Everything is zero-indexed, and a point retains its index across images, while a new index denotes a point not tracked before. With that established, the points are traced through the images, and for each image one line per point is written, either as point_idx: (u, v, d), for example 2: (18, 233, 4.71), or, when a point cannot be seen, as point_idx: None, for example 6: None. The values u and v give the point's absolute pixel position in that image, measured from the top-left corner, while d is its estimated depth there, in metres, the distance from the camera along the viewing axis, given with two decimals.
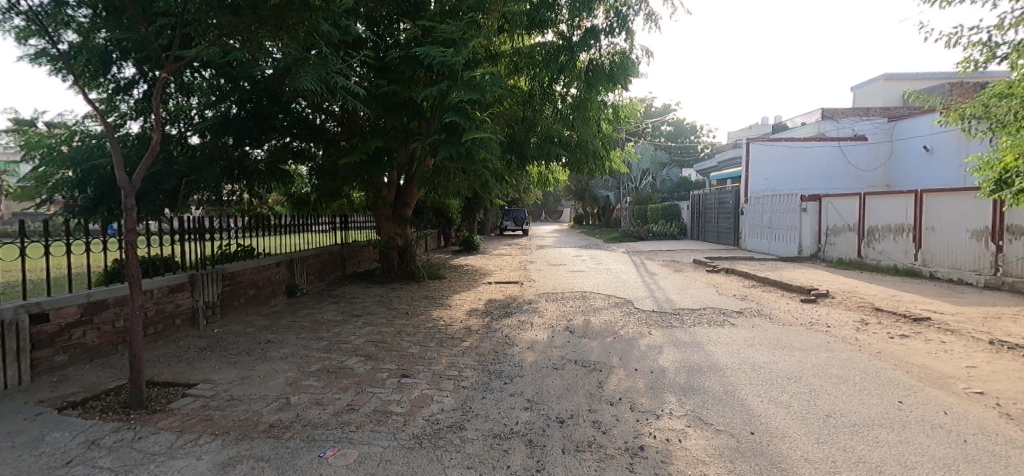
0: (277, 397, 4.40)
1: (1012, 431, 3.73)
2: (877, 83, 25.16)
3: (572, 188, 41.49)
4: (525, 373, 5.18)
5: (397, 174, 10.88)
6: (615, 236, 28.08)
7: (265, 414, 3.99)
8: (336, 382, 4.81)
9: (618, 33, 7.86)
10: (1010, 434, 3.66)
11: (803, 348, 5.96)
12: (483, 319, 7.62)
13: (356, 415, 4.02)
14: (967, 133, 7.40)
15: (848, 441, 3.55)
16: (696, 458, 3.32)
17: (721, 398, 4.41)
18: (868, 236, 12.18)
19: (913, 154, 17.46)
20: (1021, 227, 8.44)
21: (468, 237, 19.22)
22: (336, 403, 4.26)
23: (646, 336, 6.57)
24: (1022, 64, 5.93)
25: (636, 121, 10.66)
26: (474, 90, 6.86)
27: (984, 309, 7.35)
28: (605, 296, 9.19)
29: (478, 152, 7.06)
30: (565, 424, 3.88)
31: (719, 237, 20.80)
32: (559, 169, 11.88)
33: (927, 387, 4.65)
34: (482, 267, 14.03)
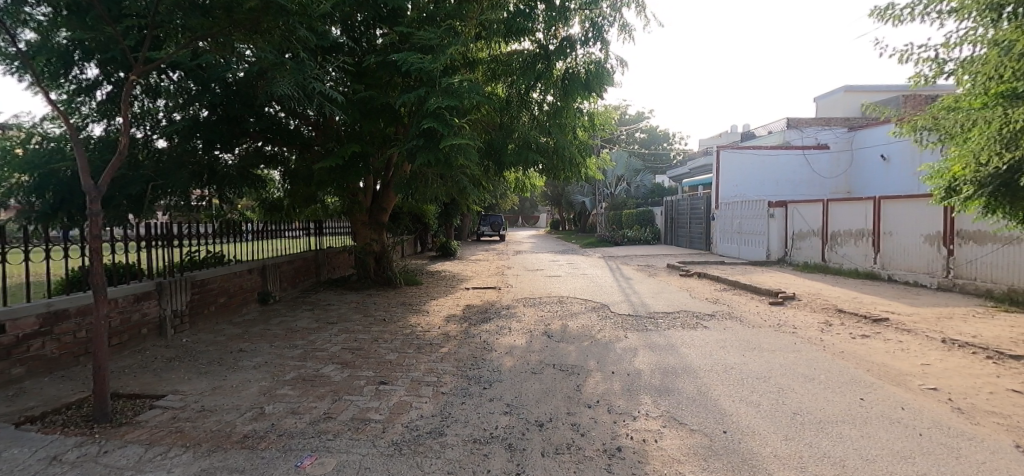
0: (250, 407, 4.31)
1: (964, 424, 3.96)
2: (837, 94, 26.27)
3: (548, 193, 41.74)
4: (504, 377, 5.22)
5: (374, 179, 10.81)
6: (591, 241, 28.42)
7: (238, 425, 3.91)
8: (312, 391, 4.75)
9: (594, 43, 7.98)
10: (961, 428, 3.88)
11: (772, 349, 6.17)
12: (461, 325, 7.61)
13: (335, 423, 3.97)
14: (920, 144, 7.80)
15: (813, 437, 3.70)
16: (671, 457, 3.42)
17: (694, 398, 4.55)
18: (831, 241, 12.68)
19: (872, 163, 18.22)
20: (970, 232, 8.96)
21: (445, 243, 19.09)
22: (313, 411, 4.20)
23: (622, 339, 6.69)
24: (967, 80, 6.36)
25: (612, 129, 10.78)
26: (452, 97, 6.92)
27: (938, 310, 7.75)
28: (582, 301, 9.29)
29: (456, 158, 7.09)
30: (544, 428, 3.93)
31: (692, 242, 21.26)
32: (535, 176, 11.98)
33: (885, 385, 4.89)
34: (460, 273, 14.07)
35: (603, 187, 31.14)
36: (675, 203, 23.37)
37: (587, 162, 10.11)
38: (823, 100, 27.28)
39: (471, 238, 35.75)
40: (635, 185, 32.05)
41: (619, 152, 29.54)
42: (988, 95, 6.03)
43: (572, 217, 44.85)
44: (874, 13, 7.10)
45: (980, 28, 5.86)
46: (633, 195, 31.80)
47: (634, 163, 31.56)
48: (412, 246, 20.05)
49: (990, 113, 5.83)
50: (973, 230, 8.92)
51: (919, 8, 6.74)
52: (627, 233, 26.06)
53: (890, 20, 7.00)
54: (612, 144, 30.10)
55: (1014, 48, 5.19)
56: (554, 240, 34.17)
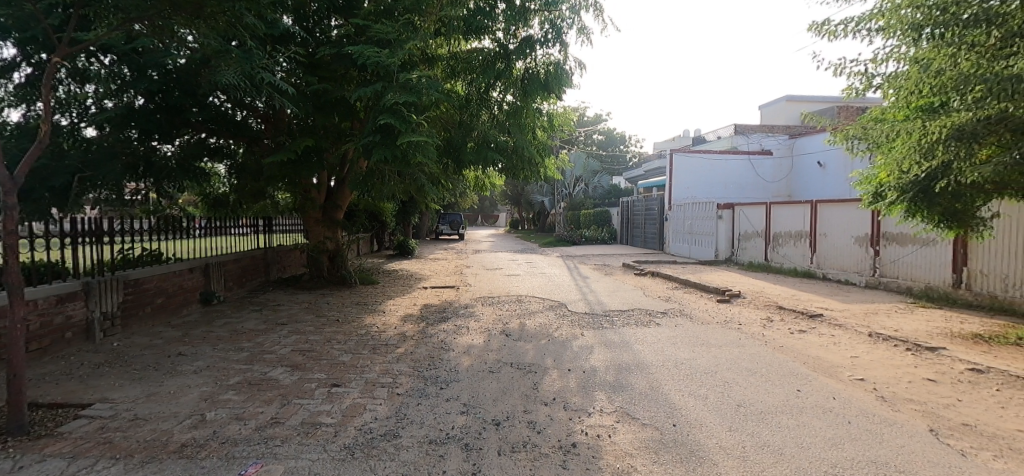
0: (190, 414, 4.08)
1: (887, 411, 4.31)
2: (780, 103, 27.81)
3: (507, 192, 41.85)
4: (461, 377, 5.19)
5: (328, 175, 10.48)
6: (550, 240, 28.73)
7: (176, 433, 3.69)
8: (259, 395, 4.55)
9: (553, 44, 8.08)
10: (884, 415, 4.21)
11: (719, 344, 6.47)
12: (418, 325, 7.50)
13: (283, 428, 3.82)
14: (851, 152, 8.40)
15: (754, 427, 3.92)
16: (624, 452, 3.52)
17: (646, 393, 4.70)
18: (773, 241, 13.44)
19: (809, 169, 19.44)
20: (893, 234, 9.72)
21: (403, 241, 18.74)
22: (259, 417, 4.02)
23: (578, 337, 6.81)
24: (892, 94, 6.91)
25: (570, 130, 10.90)
26: (410, 93, 6.80)
27: (866, 306, 8.38)
28: (540, 300, 9.38)
29: (414, 155, 6.97)
30: (501, 426, 3.94)
31: (646, 242, 21.93)
32: (495, 175, 11.97)
33: (819, 376, 5.24)
34: (418, 272, 13.88)
35: (562, 187, 31.65)
36: (631, 204, 24.04)
37: (546, 162, 10.18)
38: (767, 109, 28.78)
39: (428, 237, 35.33)
40: (592, 185, 32.63)
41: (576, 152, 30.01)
42: (910, 108, 6.59)
43: (531, 216, 45.16)
44: (813, 28, 7.57)
45: (903, 47, 6.39)
46: (590, 195, 32.38)
47: (592, 164, 32.15)
48: (368, 244, 19.58)
49: (911, 125, 6.37)
50: (894, 232, 9.70)
51: (851, 25, 7.27)
52: (585, 233, 26.56)
53: (827, 35, 7.49)
54: (570, 145, 30.54)
55: (932, 66, 5.71)
56: (514, 239, 34.31)
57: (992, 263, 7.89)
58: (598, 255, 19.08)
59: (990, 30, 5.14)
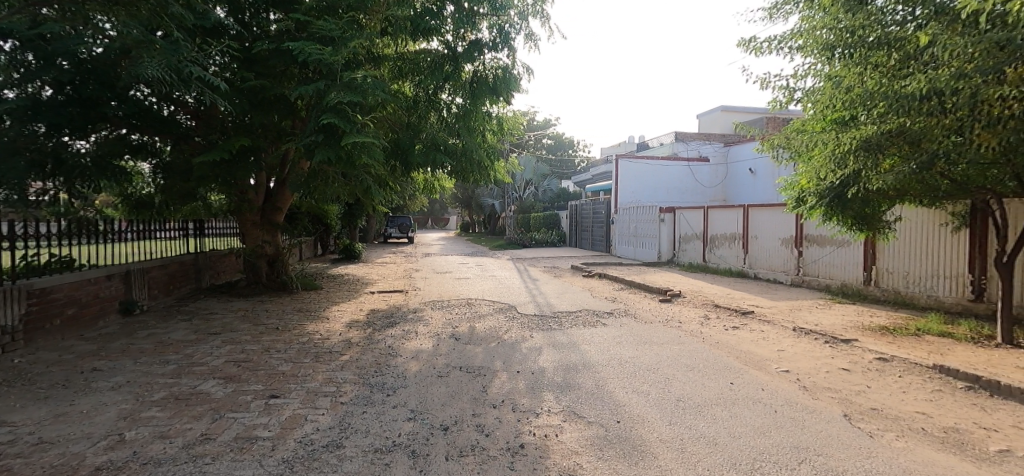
0: (106, 434, 3.74)
1: (807, 399, 4.69)
2: (715, 113, 29.43)
3: (456, 195, 41.55)
4: (409, 383, 5.09)
5: (266, 176, 9.95)
6: (500, 243, 28.79)
7: (89, 456, 3.37)
8: (186, 411, 4.25)
9: (502, 49, 8.14)
10: (805, 403, 4.57)
11: (660, 342, 6.76)
12: (365, 331, 7.28)
13: (214, 444, 3.59)
14: (777, 160, 9.05)
15: (691, 420, 4.14)
16: (569, 450, 3.60)
17: (592, 391, 4.84)
18: (710, 243, 14.22)
19: (741, 175, 20.74)
20: (814, 236, 10.56)
21: (349, 245, 18.07)
22: (187, 433, 3.76)
23: (527, 339, 6.87)
24: (810, 107, 7.54)
25: (519, 135, 10.99)
26: (355, 93, 6.60)
27: (790, 303, 9.06)
28: (490, 303, 9.38)
29: (359, 156, 6.75)
30: (449, 431, 3.91)
31: (594, 245, 22.51)
32: (445, 177, 11.83)
33: (750, 370, 5.61)
34: (364, 276, 13.48)
35: (511, 190, 31.87)
36: (579, 207, 24.61)
37: (496, 165, 10.18)
38: (705, 118, 30.39)
39: (376, 240, 34.42)
40: (541, 189, 33.06)
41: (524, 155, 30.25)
42: (825, 120, 7.21)
43: (480, 219, 45.01)
44: (741, 44, 8.12)
45: (819, 64, 6.97)
46: (539, 198, 32.81)
47: (541, 168, 32.58)
48: (311, 248, 18.78)
49: (825, 136, 6.99)
50: (814, 234, 10.55)
51: (775, 43, 7.85)
52: (534, 235, 26.86)
53: (754, 51, 8.04)
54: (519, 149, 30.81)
55: (842, 83, 6.27)
56: (464, 242, 34.17)
57: (895, 262, 8.77)
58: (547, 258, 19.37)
59: (891, 53, 5.58)
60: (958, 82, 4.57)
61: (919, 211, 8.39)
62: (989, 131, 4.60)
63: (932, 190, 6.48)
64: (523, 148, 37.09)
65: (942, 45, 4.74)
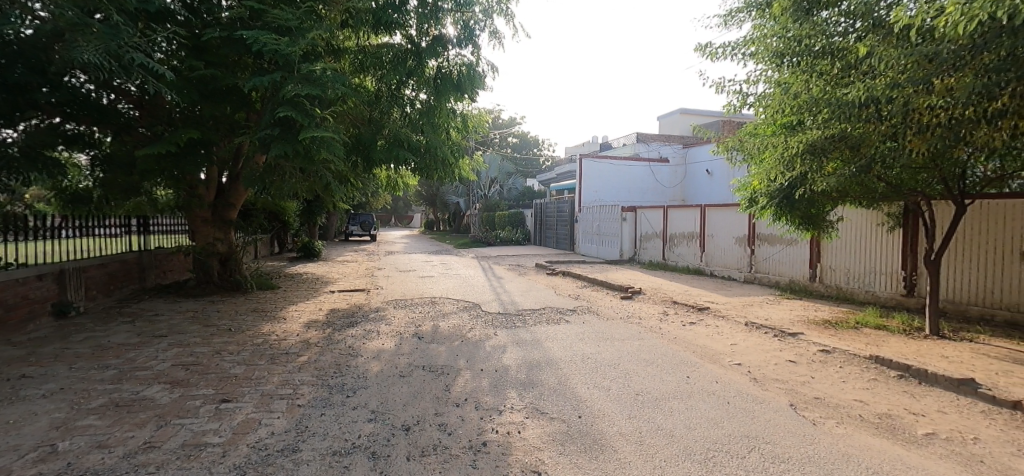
0: (35, 446, 3.46)
1: (757, 390, 4.91)
2: (675, 115, 30.27)
3: (420, 192, 40.96)
4: (369, 384, 4.99)
5: (217, 170, 9.49)
6: (464, 241, 28.62)
7: (15, 470, 3.11)
8: (128, 418, 3.99)
9: (466, 46, 8.10)
10: (756, 394, 4.79)
11: (622, 339, 6.90)
12: (324, 331, 7.07)
13: (158, 453, 3.40)
14: (732, 161, 9.41)
15: (650, 413, 4.26)
16: (532, 446, 3.62)
17: (555, 388, 4.89)
18: (669, 242, 14.64)
19: (699, 177, 21.43)
20: (765, 235, 11.06)
21: (308, 243, 17.45)
22: (128, 442, 3.53)
23: (491, 338, 6.85)
24: (761, 112, 7.87)
25: (484, 132, 10.93)
26: (313, 86, 6.37)
27: (743, 299, 9.45)
28: (454, 301, 9.30)
29: (318, 152, 6.53)
30: (411, 431, 3.86)
31: (558, 243, 22.73)
32: (408, 175, 11.62)
33: (706, 364, 5.82)
34: (324, 275, 13.09)
35: (476, 188, 31.74)
36: (543, 206, 24.81)
37: (460, 163, 10.09)
38: (665, 120, 31.20)
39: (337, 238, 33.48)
40: (506, 187, 33.03)
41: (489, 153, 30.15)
42: (776, 125, 7.56)
43: (444, 217, 44.57)
44: (699, 49, 8.39)
45: (769, 71, 7.29)
46: (503, 196, 32.77)
47: (506, 166, 32.62)
48: (268, 246, 18.06)
49: (775, 140, 7.33)
50: (765, 234, 11.05)
51: (730, 49, 8.16)
52: (499, 234, 26.86)
53: (710, 56, 8.34)
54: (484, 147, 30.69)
55: (790, 90, 6.57)
56: (427, 240, 33.77)
57: (837, 260, 9.32)
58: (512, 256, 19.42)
59: (835, 62, 5.97)
60: (894, 90, 4.74)
61: (859, 212, 8.96)
62: (919, 138, 4.88)
63: (869, 193, 6.90)
64: (488, 146, 36.97)
65: (879, 56, 4.96)
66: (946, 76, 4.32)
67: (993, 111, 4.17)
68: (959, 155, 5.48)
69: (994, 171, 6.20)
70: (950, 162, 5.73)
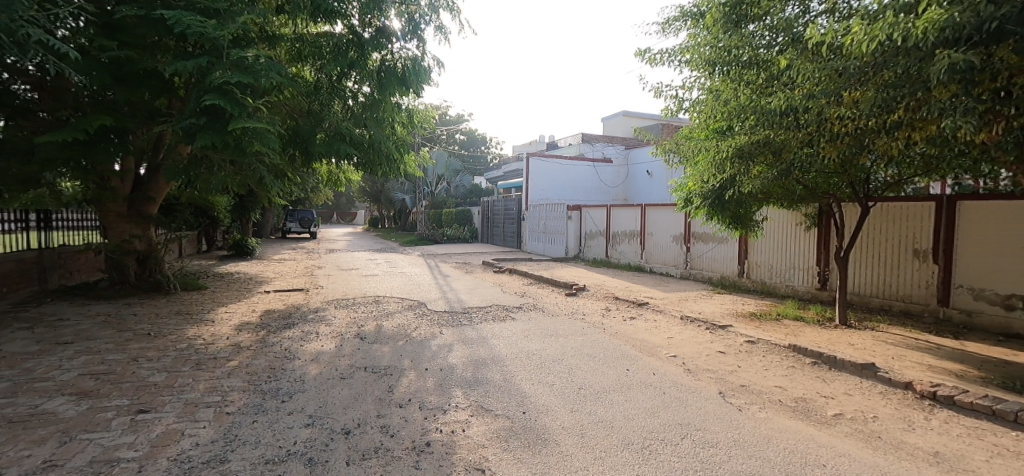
0: None
1: (691, 380, 5.15)
2: (618, 117, 31.16)
3: (364, 189, 39.80)
4: (307, 387, 4.77)
5: (134, 161, 8.77)
6: (410, 239, 28.07)
7: None
8: (25, 435, 3.59)
9: (411, 39, 7.91)
10: (690, 384, 5.02)
11: (566, 334, 7.03)
12: (257, 334, 6.70)
13: (61, 471, 3.07)
14: (669, 163, 9.79)
15: (593, 406, 4.36)
16: (477, 444, 3.60)
17: (501, 385, 4.89)
18: (612, 240, 15.06)
19: (640, 177, 22.19)
20: (700, 233, 11.61)
21: (239, 240, 16.47)
22: (24, 462, 3.18)
23: (437, 336, 6.76)
24: (695, 117, 8.24)
25: (430, 128, 10.74)
26: (244, 73, 5.99)
27: (680, 294, 9.88)
28: (398, 300, 9.10)
29: (249, 143, 6.16)
30: (351, 434, 3.73)
31: (505, 241, 22.79)
32: (350, 170, 11.22)
33: (645, 356, 6.04)
34: (259, 274, 12.42)
35: (422, 185, 31.22)
36: (490, 204, 24.81)
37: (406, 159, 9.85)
38: (609, 121, 32.04)
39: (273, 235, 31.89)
40: (453, 184, 32.73)
41: (436, 150, 29.77)
42: (708, 130, 7.93)
43: (390, 214, 43.59)
44: (639, 54, 8.66)
45: (702, 78, 7.64)
46: (451, 194, 32.47)
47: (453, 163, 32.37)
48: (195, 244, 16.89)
49: (708, 144, 7.70)
50: (699, 232, 11.60)
51: (667, 56, 8.48)
52: (445, 232, 26.57)
53: (648, 62, 8.64)
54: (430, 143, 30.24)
55: (721, 97, 6.91)
56: (372, 238, 32.86)
57: (763, 257, 9.94)
58: (459, 254, 19.28)
59: (759, 72, 6.33)
60: (810, 101, 5.04)
61: (782, 212, 9.62)
62: (832, 145, 5.25)
63: (789, 195, 7.39)
64: (436, 142, 36.51)
65: (796, 69, 5.30)
66: (852, 89, 4.66)
67: (891, 123, 4.54)
68: (864, 162, 5.99)
69: (892, 177, 6.82)
70: (857, 168, 6.25)
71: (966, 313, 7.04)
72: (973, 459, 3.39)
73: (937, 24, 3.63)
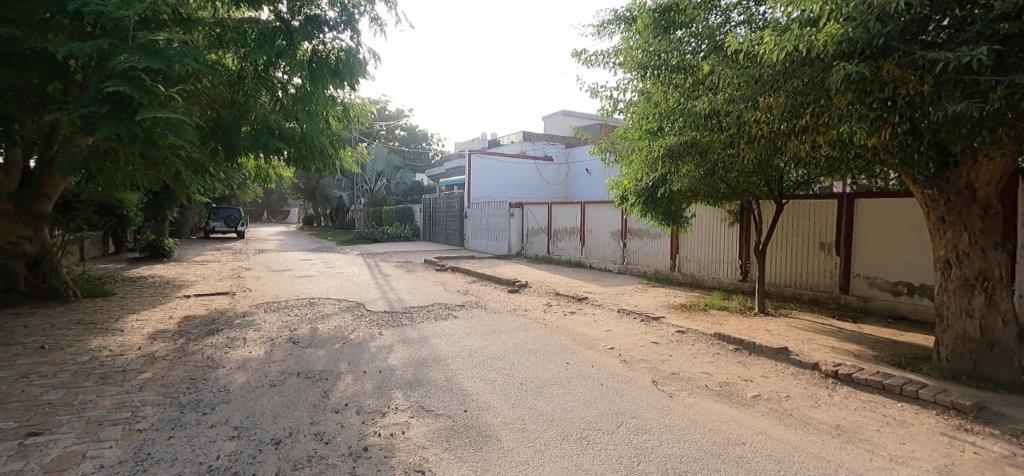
0: None
1: (626, 371, 5.35)
2: (558, 116, 31.72)
3: (298, 186, 38.05)
4: (232, 397, 4.50)
5: (23, 153, 7.92)
6: (348, 238, 27.17)
7: None
8: None
9: (344, 30, 7.64)
10: (626, 374, 5.21)
11: (508, 331, 7.07)
12: (175, 342, 6.24)
13: None
14: (606, 162, 10.08)
15: (533, 400, 4.43)
16: (416, 445, 3.55)
17: (442, 385, 4.85)
18: (553, 236, 15.31)
19: (580, 175, 22.71)
20: (635, 229, 12.05)
21: (154, 241, 15.27)
22: None
23: (376, 338, 6.59)
24: (629, 117, 8.54)
25: (368, 124, 10.42)
26: (156, 59, 5.54)
27: (618, 288, 10.22)
28: (335, 301, 8.79)
29: (162, 135, 5.71)
30: (282, 445, 3.56)
31: (447, 239, 22.58)
32: (282, 166, 10.68)
33: (584, 350, 6.19)
34: (179, 277, 11.57)
35: (361, 182, 30.29)
36: (432, 201, 24.49)
37: (342, 155, 9.51)
38: (549, 120, 32.53)
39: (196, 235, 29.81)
40: (394, 182, 32.01)
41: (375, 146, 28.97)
42: (641, 130, 8.24)
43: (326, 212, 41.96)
44: (575, 55, 8.86)
45: (635, 81, 7.93)
46: (392, 191, 31.72)
47: (394, 160, 31.66)
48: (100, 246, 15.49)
49: (641, 144, 7.99)
50: (635, 228, 12.04)
51: (602, 57, 8.73)
52: (385, 230, 25.95)
53: (584, 63, 8.85)
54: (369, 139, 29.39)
55: (652, 99, 7.19)
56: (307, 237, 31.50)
57: (693, 251, 10.47)
58: (400, 252, 18.89)
59: (685, 76, 6.63)
60: (730, 105, 5.34)
61: (708, 209, 10.18)
62: (750, 147, 5.61)
63: (714, 193, 7.84)
64: (375, 138, 35.51)
65: (717, 74, 5.62)
66: (766, 96, 4.97)
67: (799, 128, 4.89)
68: (778, 163, 6.46)
69: (802, 177, 7.39)
70: (773, 169, 6.73)
71: (863, 299, 7.79)
72: (867, 429, 3.75)
73: (836, 37, 4.06)
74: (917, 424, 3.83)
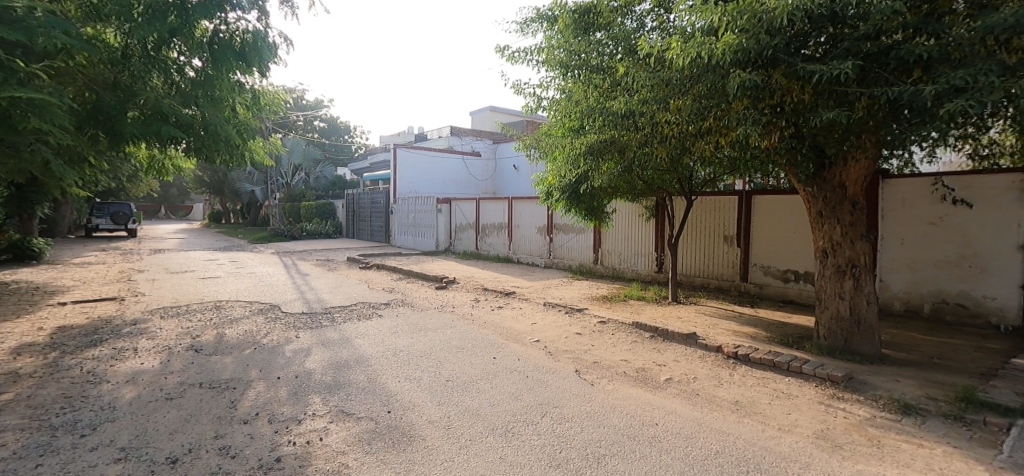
0: None
1: (549, 362, 5.46)
2: (486, 112, 31.74)
3: (204, 179, 35.07)
4: (119, 415, 4.05)
5: None
6: (263, 235, 25.48)
7: None
8: None
9: (250, 10, 7.05)
10: (550, 366, 5.32)
11: (434, 328, 6.97)
12: (48, 356, 5.50)
13: None
14: (531, 159, 10.22)
15: (458, 397, 4.39)
16: (334, 452, 3.39)
17: (364, 387, 4.68)
18: (481, 232, 15.30)
19: (507, 171, 22.87)
20: (561, 225, 12.32)
21: (21, 241, 13.39)
22: None
23: (292, 341, 6.23)
24: (552, 115, 8.71)
25: (282, 113, 9.76)
26: (15, 32, 4.83)
27: (544, 282, 10.42)
28: (246, 304, 8.20)
29: (24, 119, 5.00)
30: (178, 463, 3.26)
31: (372, 235, 21.85)
32: (182, 157, 9.74)
33: (511, 344, 6.24)
34: (57, 282, 10.25)
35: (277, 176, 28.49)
36: (355, 197, 23.58)
37: (251, 145, 8.83)
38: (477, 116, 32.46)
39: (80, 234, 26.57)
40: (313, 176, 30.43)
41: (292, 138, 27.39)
42: (563, 128, 8.43)
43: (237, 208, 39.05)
44: (499, 51, 8.88)
45: (557, 79, 8.09)
46: (311, 186, 30.15)
47: (313, 153, 30.10)
48: None
49: (564, 141, 8.18)
50: (560, 223, 12.32)
51: (526, 55, 8.81)
52: (304, 226, 24.61)
53: (508, 59, 8.88)
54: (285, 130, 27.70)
55: (573, 98, 7.37)
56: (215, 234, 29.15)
57: (614, 245, 10.90)
58: (320, 250, 18.01)
59: (602, 77, 6.82)
60: (644, 106, 5.60)
61: (627, 205, 10.63)
62: (662, 146, 5.92)
63: (632, 190, 8.21)
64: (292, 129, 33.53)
65: (631, 75, 5.87)
66: (676, 99, 5.24)
67: (704, 128, 5.20)
68: (687, 162, 6.88)
69: (709, 175, 7.93)
70: (684, 167, 7.17)
71: (759, 286, 8.51)
72: (761, 403, 4.11)
73: (732, 47, 4.33)
74: (801, 396, 4.24)
